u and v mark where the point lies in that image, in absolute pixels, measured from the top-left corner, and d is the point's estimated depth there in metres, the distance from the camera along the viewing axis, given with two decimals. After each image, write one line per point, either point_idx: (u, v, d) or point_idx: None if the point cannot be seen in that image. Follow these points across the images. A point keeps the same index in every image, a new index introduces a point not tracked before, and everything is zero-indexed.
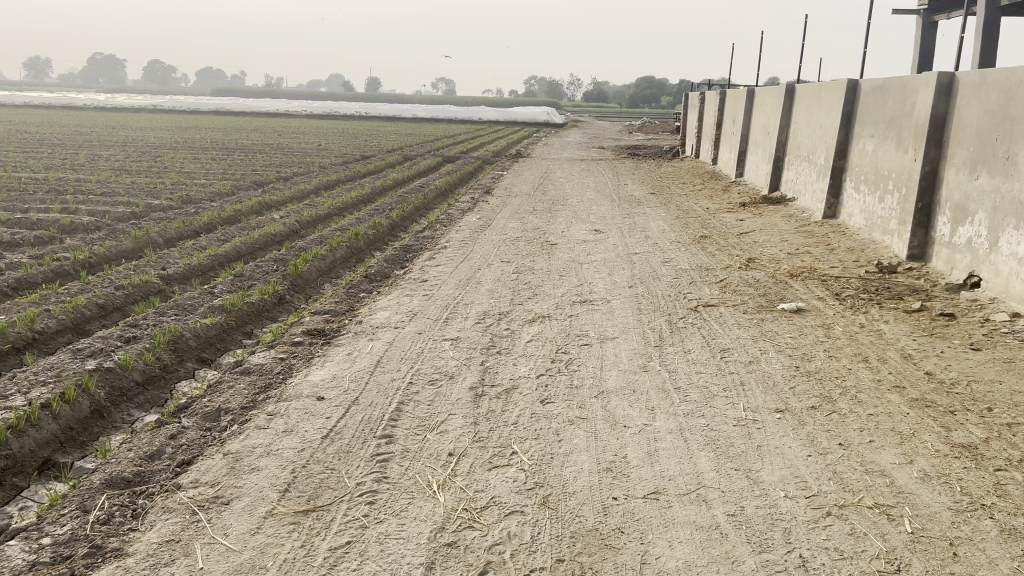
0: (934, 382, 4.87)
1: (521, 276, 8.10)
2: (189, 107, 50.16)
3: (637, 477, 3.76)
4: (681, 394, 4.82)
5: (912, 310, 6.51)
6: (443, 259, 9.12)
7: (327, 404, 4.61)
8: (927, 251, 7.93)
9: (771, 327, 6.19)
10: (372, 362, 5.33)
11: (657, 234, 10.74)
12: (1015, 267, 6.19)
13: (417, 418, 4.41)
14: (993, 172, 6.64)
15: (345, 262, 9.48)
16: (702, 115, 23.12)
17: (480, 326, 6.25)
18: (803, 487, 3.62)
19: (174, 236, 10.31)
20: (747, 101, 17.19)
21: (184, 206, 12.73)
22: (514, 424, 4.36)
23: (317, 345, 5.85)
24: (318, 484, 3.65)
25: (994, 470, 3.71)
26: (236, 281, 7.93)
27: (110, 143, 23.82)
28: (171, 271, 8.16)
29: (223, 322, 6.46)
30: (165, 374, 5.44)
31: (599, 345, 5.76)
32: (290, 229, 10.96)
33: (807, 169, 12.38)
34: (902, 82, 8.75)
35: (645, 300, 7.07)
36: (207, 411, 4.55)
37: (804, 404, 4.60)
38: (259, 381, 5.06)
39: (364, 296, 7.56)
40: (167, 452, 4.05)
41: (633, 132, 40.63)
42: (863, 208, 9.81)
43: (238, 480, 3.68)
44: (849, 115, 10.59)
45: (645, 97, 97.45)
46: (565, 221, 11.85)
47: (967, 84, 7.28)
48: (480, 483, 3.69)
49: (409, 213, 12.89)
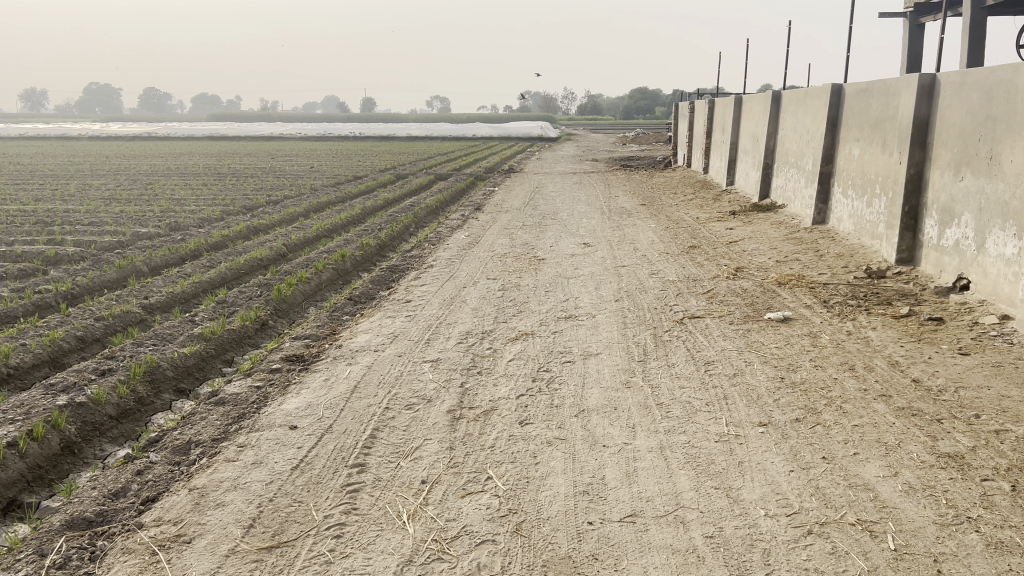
0: (921, 389, 4.76)
1: (506, 293, 8.01)
2: (182, 133, 50.27)
3: (614, 500, 3.65)
4: (664, 410, 4.71)
5: (900, 316, 6.40)
6: (429, 278, 9.05)
7: (300, 434, 4.50)
8: (915, 255, 7.84)
9: (756, 337, 6.10)
10: (349, 389, 5.23)
11: (646, 245, 10.63)
12: (1002, 268, 6.09)
13: (391, 444, 4.31)
14: (978, 173, 6.56)
15: (331, 285, 9.40)
16: (692, 125, 23.13)
17: (462, 346, 6.15)
18: (784, 505, 3.51)
19: (159, 264, 10.21)
20: (734, 109, 17.16)
21: (172, 233, 12.66)
22: (491, 447, 4.26)
23: (294, 371, 5.76)
24: (284, 518, 3.54)
25: (981, 480, 3.60)
26: (219, 308, 7.84)
27: (102, 172, 23.80)
28: (152, 300, 8.07)
29: (202, 350, 6.35)
30: (140, 408, 5.34)
31: (582, 362, 5.66)
32: (277, 253, 10.88)
33: (795, 176, 12.32)
34: (886, 85, 8.68)
35: (631, 313, 6.96)
36: (177, 445, 4.45)
37: (788, 417, 4.50)
38: (233, 411, 4.95)
39: (347, 319, 7.47)
40: (132, 489, 3.94)
41: (625, 144, 40.83)
42: (851, 212, 9.72)
43: (202, 517, 3.57)
44: (835, 120, 10.53)
45: (638, 108, 97.97)
46: (555, 235, 11.78)
47: (949, 85, 7.21)
48: (452, 512, 3.58)
49: (399, 233, 12.82)
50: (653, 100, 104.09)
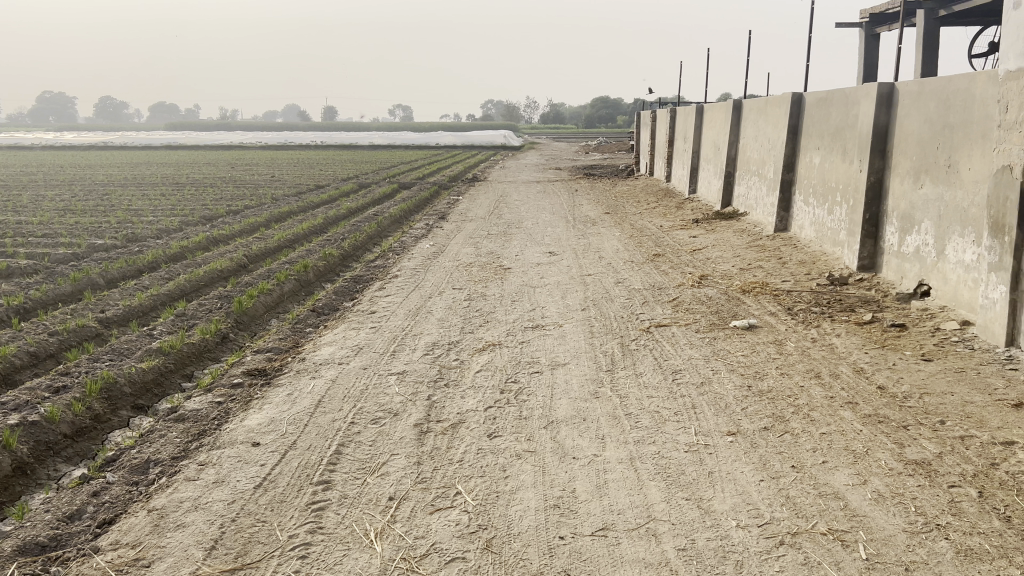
0: (887, 396, 4.79)
1: (473, 303, 7.95)
2: (140, 142, 49.60)
3: (585, 513, 3.60)
4: (632, 420, 4.69)
5: (863, 323, 6.46)
6: (394, 288, 8.95)
7: (263, 450, 4.40)
8: (877, 262, 7.93)
9: (722, 346, 6.11)
10: (313, 403, 5.13)
11: (611, 254, 10.64)
12: (962, 274, 6.16)
13: (358, 460, 4.22)
14: (936, 181, 6.65)
15: (294, 296, 9.25)
16: (654, 135, 23.32)
17: (428, 357, 6.07)
18: (755, 515, 3.49)
19: (116, 276, 9.98)
20: (696, 119, 17.31)
21: (129, 245, 12.40)
22: (459, 461, 4.19)
23: (257, 386, 5.64)
24: (248, 538, 3.44)
25: (948, 487, 3.61)
26: (177, 321, 7.66)
27: (56, 182, 23.31)
28: (109, 313, 7.87)
29: (160, 365, 6.20)
30: (97, 425, 5.19)
31: (550, 372, 5.61)
32: (238, 264, 10.70)
33: (757, 185, 12.44)
34: (845, 94, 8.80)
35: (597, 322, 6.94)
36: (135, 464, 4.32)
37: (756, 425, 4.50)
38: (193, 428, 4.82)
39: (310, 331, 7.34)
40: (88, 511, 3.81)
41: (588, 153, 41.13)
42: (813, 219, 9.83)
43: (162, 539, 3.46)
44: (795, 128, 10.66)
45: (600, 118, 98.68)
46: (520, 244, 11.74)
47: (907, 94, 7.32)
48: (421, 528, 3.51)
49: (362, 243, 12.69)
50: (615, 109, 104.92)
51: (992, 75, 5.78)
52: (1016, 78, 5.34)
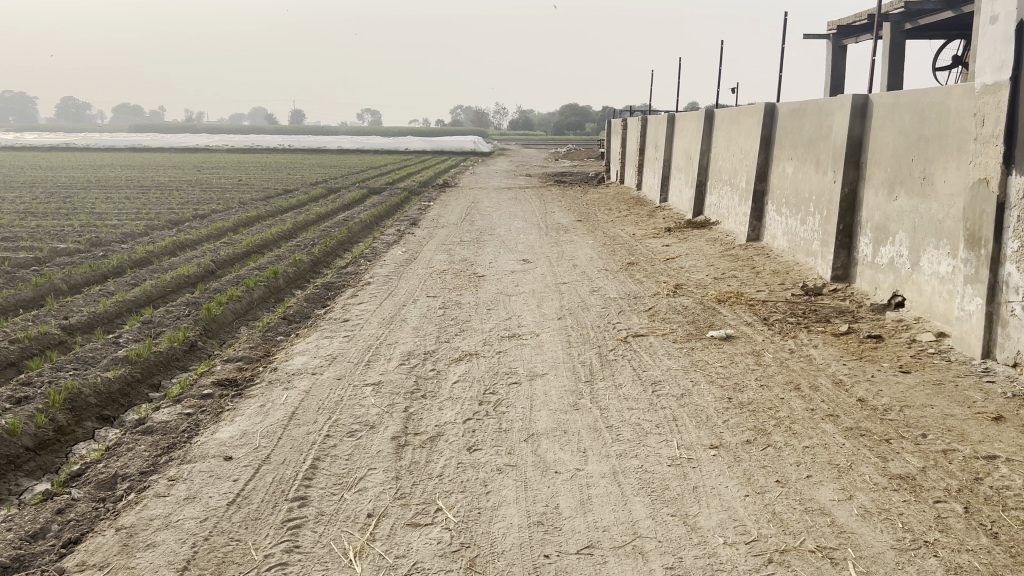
0: (867, 409, 4.77)
1: (447, 312, 7.84)
2: (104, 143, 48.90)
3: (569, 530, 3.52)
4: (614, 432, 4.62)
5: (840, 334, 6.47)
6: (367, 295, 8.83)
7: (235, 465, 4.27)
8: (850, 272, 7.96)
9: (701, 356, 6.07)
10: (287, 415, 5.00)
11: (584, 262, 10.59)
12: (937, 286, 6.19)
13: (334, 475, 4.11)
14: (911, 193, 6.69)
15: (263, 303, 9.08)
16: (624, 142, 23.39)
17: (404, 368, 5.96)
18: (742, 532, 3.44)
19: (79, 282, 9.74)
20: (667, 127, 17.36)
21: (93, 249, 12.12)
22: (439, 476, 4.09)
23: (228, 397, 5.49)
24: (221, 558, 3.32)
25: (934, 502, 3.59)
26: (144, 328, 7.47)
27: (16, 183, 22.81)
28: (73, 320, 7.65)
29: (127, 374, 6.02)
30: (60, 437, 5.01)
31: (528, 384, 5.53)
32: (205, 270, 10.48)
33: (729, 194, 12.49)
34: (819, 105, 8.86)
35: (574, 332, 6.87)
36: (102, 479, 4.16)
37: (738, 438, 4.46)
38: (162, 441, 4.67)
39: (282, 340, 7.20)
40: (53, 529, 3.65)
41: (558, 159, 41.19)
42: (786, 229, 9.87)
43: (131, 559, 3.32)
44: (768, 138, 10.72)
45: (569, 125, 98.93)
46: (493, 251, 11.65)
47: (881, 106, 7.38)
48: (402, 547, 3.41)
49: (332, 248, 12.53)
50: (583, 117, 105.33)
51: (969, 88, 5.81)
52: (993, 92, 5.37)
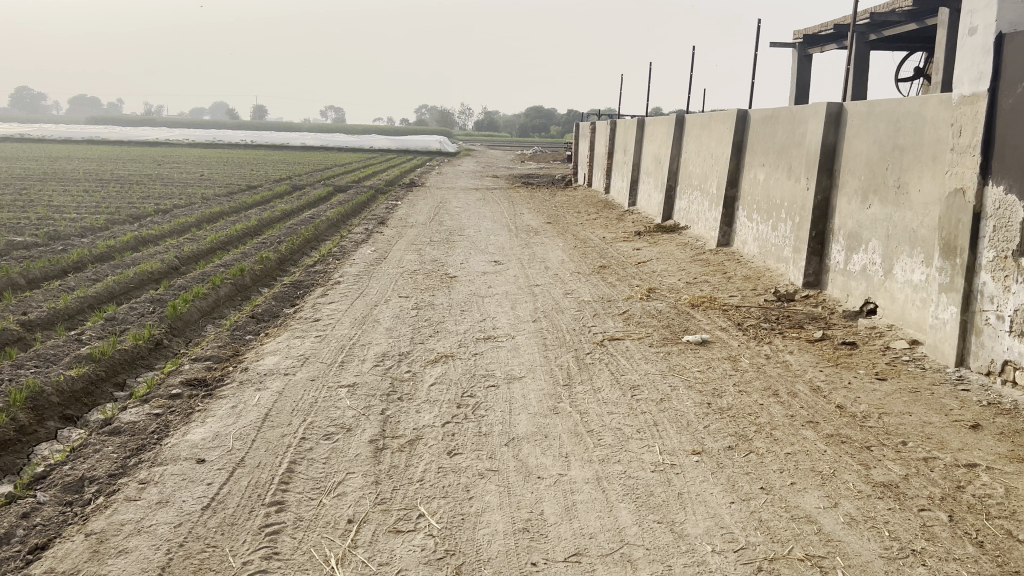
0: (846, 416, 4.79)
1: (420, 312, 7.74)
2: (61, 134, 48.02)
3: (555, 537, 3.47)
4: (595, 437, 4.58)
5: (814, 340, 6.49)
6: (338, 294, 8.70)
7: (207, 468, 4.14)
8: (822, 278, 8.02)
9: (678, 361, 6.06)
10: (260, 416, 4.87)
11: (556, 265, 10.54)
12: (910, 294, 6.25)
13: (312, 479, 4.01)
14: (885, 202, 6.75)
15: (230, 301, 8.88)
16: (592, 146, 23.41)
17: (379, 369, 5.85)
18: (729, 540, 3.41)
19: (38, 276, 9.45)
20: (637, 131, 17.41)
21: (51, 243, 11.78)
22: (419, 481, 4.00)
23: (198, 397, 5.35)
24: (198, 565, 3.21)
25: (919, 511, 3.60)
26: (107, 326, 7.26)
27: None
28: (33, 316, 7.42)
29: (91, 373, 5.83)
30: (22, 438, 4.82)
31: (506, 387, 5.46)
32: (168, 266, 10.23)
33: (699, 199, 12.54)
34: (792, 112, 8.93)
35: (550, 335, 6.82)
36: (68, 482, 4.01)
37: (721, 444, 4.44)
38: (131, 442, 4.52)
39: (251, 339, 7.05)
40: (18, 534, 3.50)
41: (525, 161, 41.11)
42: (757, 235, 9.92)
43: (102, 566, 3.19)
44: (739, 144, 10.79)
45: (534, 128, 98.96)
46: (464, 252, 11.55)
47: (856, 114, 7.44)
48: (385, 554, 3.32)
49: (299, 246, 12.32)
50: (548, 119, 105.60)
51: (945, 99, 5.88)
52: (972, 103, 5.43)
